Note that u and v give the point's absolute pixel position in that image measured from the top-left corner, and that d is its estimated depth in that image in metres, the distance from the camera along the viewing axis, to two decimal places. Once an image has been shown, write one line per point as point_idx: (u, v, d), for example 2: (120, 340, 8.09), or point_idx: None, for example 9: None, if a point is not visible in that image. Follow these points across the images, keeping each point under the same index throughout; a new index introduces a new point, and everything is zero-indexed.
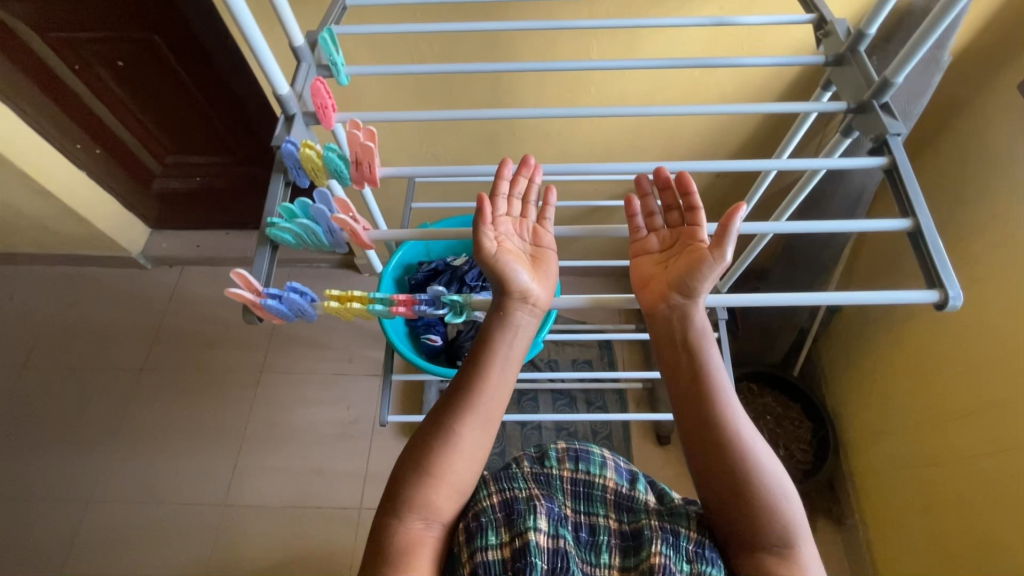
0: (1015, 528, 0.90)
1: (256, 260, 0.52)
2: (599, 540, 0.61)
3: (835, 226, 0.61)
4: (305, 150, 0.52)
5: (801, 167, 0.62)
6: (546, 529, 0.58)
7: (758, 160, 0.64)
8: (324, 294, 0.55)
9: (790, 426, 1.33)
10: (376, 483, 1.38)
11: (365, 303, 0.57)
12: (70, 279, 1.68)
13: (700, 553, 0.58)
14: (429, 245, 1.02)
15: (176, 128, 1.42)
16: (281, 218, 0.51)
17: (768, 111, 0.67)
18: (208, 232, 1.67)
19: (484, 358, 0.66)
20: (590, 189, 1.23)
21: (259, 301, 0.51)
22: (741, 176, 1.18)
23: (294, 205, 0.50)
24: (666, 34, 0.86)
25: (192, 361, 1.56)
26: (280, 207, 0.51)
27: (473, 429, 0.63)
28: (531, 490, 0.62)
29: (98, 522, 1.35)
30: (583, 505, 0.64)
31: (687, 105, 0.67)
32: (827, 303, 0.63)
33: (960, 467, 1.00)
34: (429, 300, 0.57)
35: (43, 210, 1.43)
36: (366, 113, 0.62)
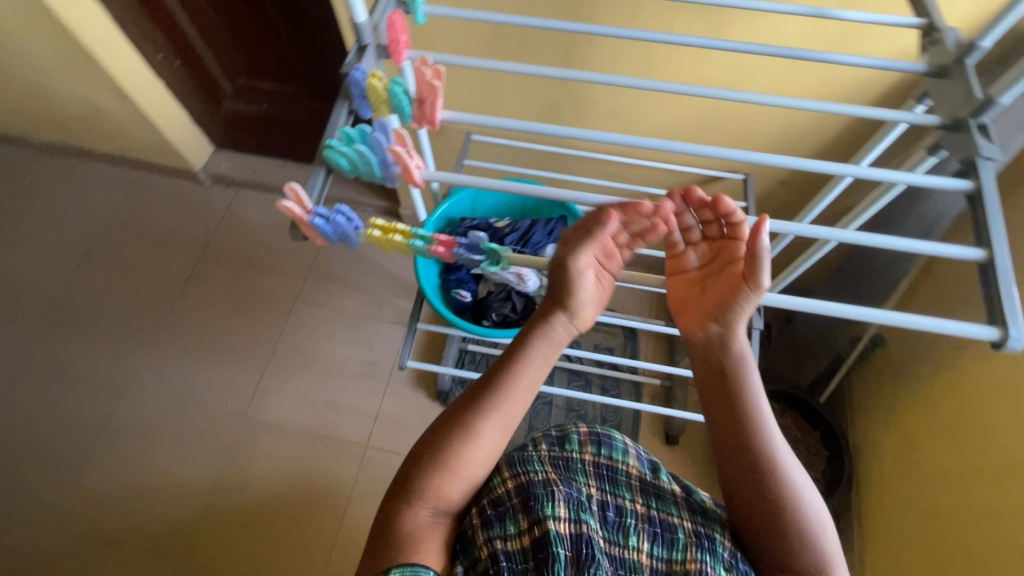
0: None
1: (309, 180, 0.54)
2: (627, 522, 0.64)
3: (896, 243, 0.58)
4: (372, 81, 0.52)
5: (880, 177, 0.59)
6: (566, 516, 0.60)
7: (836, 163, 0.61)
8: (368, 223, 0.56)
9: (806, 451, 1.30)
10: (386, 426, 1.43)
11: (406, 238, 0.57)
12: (135, 183, 1.77)
13: (735, 565, 0.62)
14: (475, 202, 1.02)
15: (252, 55, 1.45)
16: (339, 141, 0.51)
17: (854, 114, 0.64)
18: (266, 158, 1.74)
19: (514, 359, 0.68)
20: (645, 173, 1.21)
21: (307, 218, 0.52)
22: (807, 184, 1.14)
23: (353, 131, 0.51)
24: (755, 21, 0.82)
25: (234, 278, 1.63)
26: (340, 131, 0.51)
27: (496, 424, 0.65)
28: (548, 475, 0.65)
29: (130, 410, 1.46)
30: (608, 486, 0.68)
31: (769, 96, 0.66)
32: (873, 320, 0.62)
33: (976, 527, 0.95)
34: (467, 245, 0.59)
35: (121, 112, 1.50)
36: (436, 54, 0.62)
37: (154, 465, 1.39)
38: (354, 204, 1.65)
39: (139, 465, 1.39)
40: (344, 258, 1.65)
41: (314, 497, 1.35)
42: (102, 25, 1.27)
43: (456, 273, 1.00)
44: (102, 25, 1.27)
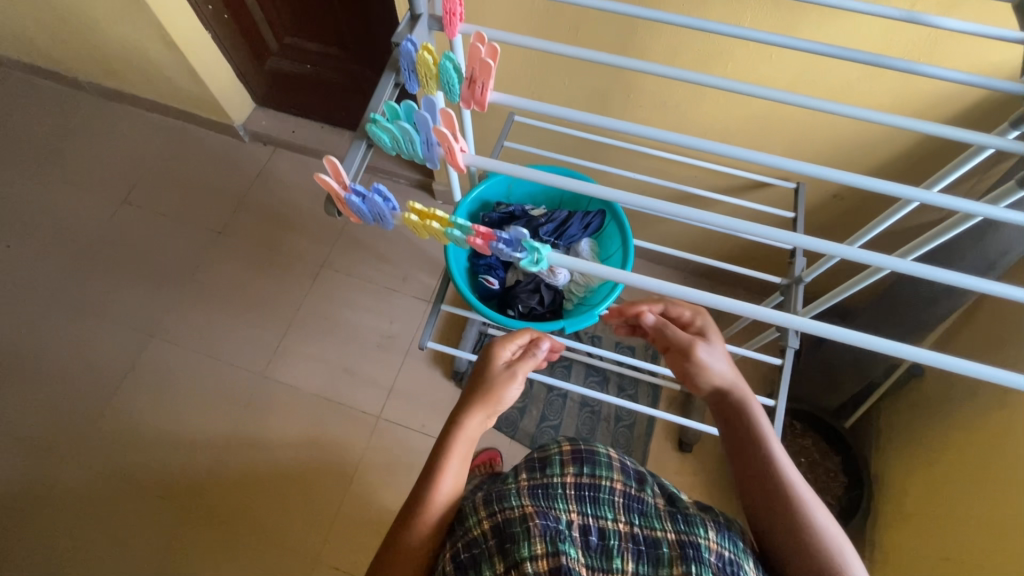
0: None
1: (350, 154, 0.52)
2: (610, 545, 0.63)
3: (954, 279, 0.52)
4: (423, 54, 0.49)
5: (956, 205, 0.53)
6: (542, 551, 0.60)
7: (903, 185, 0.55)
8: (405, 206, 0.54)
9: (823, 475, 1.27)
10: (399, 399, 1.44)
11: (443, 226, 0.54)
12: (176, 133, 1.79)
13: (722, 567, 0.61)
14: (512, 187, 1.00)
15: (304, 12, 1.40)
16: (384, 117, 0.49)
17: (930, 131, 0.58)
18: (305, 120, 1.73)
19: (449, 438, 0.72)
20: (691, 172, 1.16)
21: (343, 195, 0.49)
22: (863, 200, 1.07)
23: (400, 107, 0.48)
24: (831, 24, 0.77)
25: (264, 237, 1.64)
26: (385, 105, 0.49)
27: (446, 494, 0.69)
28: (524, 508, 0.65)
29: (154, 356, 1.50)
30: (589, 507, 0.67)
31: (837, 104, 0.60)
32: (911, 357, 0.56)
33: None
34: (508, 240, 0.53)
35: (168, 60, 1.50)
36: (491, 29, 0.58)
37: (174, 411, 1.43)
38: (386, 173, 1.64)
39: (159, 410, 1.44)
40: (373, 229, 1.64)
41: (323, 461, 1.38)
42: None
43: (485, 259, 0.98)
44: None
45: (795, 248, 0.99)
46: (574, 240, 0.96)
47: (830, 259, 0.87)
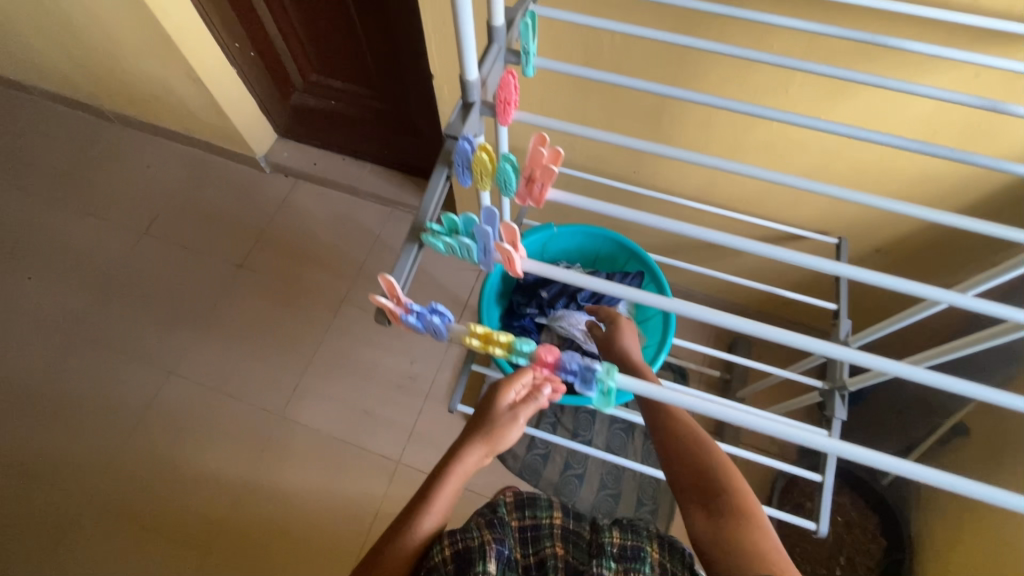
0: None
1: (400, 259, 0.48)
2: (547, 563, 0.73)
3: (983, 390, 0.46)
4: (479, 154, 0.46)
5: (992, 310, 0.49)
6: (493, 569, 0.68)
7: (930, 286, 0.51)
8: (465, 327, 0.46)
9: (861, 536, 1.22)
10: (419, 443, 1.40)
11: (507, 349, 0.45)
12: (198, 163, 1.78)
13: (625, 556, 0.70)
14: (546, 244, 0.96)
15: (331, 51, 1.38)
16: (440, 227, 0.46)
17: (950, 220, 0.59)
18: (327, 152, 1.73)
19: (445, 468, 0.72)
20: (728, 223, 1.13)
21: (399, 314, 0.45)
22: (908, 256, 1.04)
23: (458, 218, 0.45)
24: (894, 72, 0.74)
25: (284, 272, 1.62)
26: (442, 216, 0.46)
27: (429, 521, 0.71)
28: (483, 538, 0.71)
29: (172, 394, 1.48)
30: (531, 544, 0.76)
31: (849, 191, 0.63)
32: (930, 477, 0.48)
33: None
34: (576, 368, 0.43)
35: (194, 95, 1.50)
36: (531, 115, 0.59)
37: (191, 452, 1.41)
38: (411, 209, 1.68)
39: (176, 451, 1.41)
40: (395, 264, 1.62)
41: (341, 507, 1.35)
42: (184, 12, 1.27)
43: (519, 320, 0.94)
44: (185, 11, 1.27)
45: (839, 310, 0.96)
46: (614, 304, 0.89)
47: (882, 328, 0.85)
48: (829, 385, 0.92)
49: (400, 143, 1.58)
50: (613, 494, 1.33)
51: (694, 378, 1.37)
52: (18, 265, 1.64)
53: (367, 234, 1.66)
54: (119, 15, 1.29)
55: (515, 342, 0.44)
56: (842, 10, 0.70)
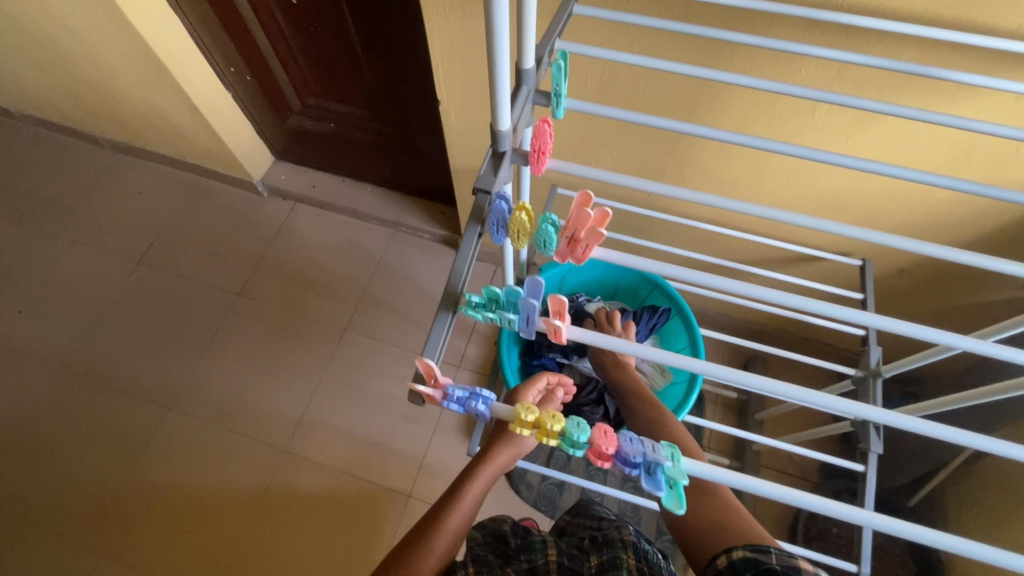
0: None
1: (435, 330, 0.44)
2: None
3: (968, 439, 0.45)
4: (517, 214, 0.42)
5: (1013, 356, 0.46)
6: None
7: (944, 331, 0.48)
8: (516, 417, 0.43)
9: (890, 562, 1.18)
10: (430, 475, 1.36)
11: (560, 437, 0.43)
12: (193, 188, 1.74)
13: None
14: (564, 279, 0.96)
15: (330, 75, 1.35)
16: (479, 299, 0.42)
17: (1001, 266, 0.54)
18: (326, 174, 1.69)
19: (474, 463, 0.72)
20: (745, 246, 1.10)
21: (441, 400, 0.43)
22: (932, 277, 1.01)
23: (500, 290, 0.41)
24: (931, 97, 0.71)
25: (285, 299, 1.58)
26: (482, 288, 0.42)
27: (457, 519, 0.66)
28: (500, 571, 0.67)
29: (171, 430, 1.42)
30: None
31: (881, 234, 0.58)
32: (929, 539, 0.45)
33: None
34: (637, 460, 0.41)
35: (188, 121, 1.46)
36: (559, 164, 0.55)
37: (193, 492, 1.35)
38: (411, 230, 1.63)
39: (175, 491, 1.36)
40: (398, 288, 1.58)
41: (350, 545, 1.29)
42: (178, 38, 1.23)
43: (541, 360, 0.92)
44: (177, 37, 1.23)
45: (869, 336, 0.92)
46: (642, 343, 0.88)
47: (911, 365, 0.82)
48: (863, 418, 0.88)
49: (401, 165, 1.54)
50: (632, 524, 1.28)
51: (711, 400, 1.33)
52: (7, 299, 1.58)
53: (369, 258, 1.62)
54: (110, 42, 1.24)
55: (569, 430, 0.41)
56: (876, 35, 0.67)
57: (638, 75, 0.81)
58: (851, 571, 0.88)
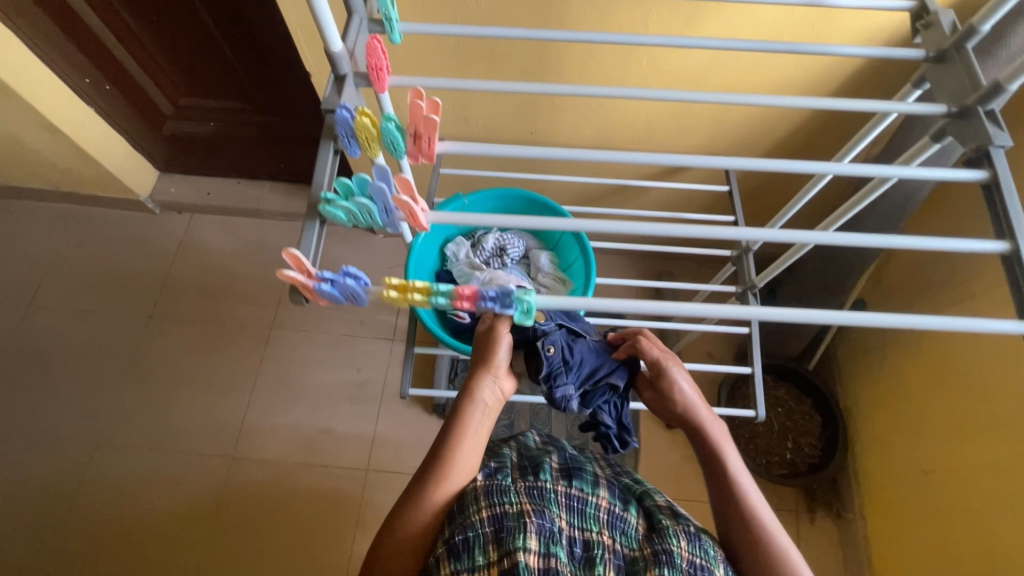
0: (1010, 545, 0.94)
1: (303, 237, 0.47)
2: (594, 554, 0.65)
3: (843, 239, 0.53)
4: (360, 119, 0.46)
5: (857, 172, 0.55)
6: (536, 548, 0.63)
7: (817, 162, 0.56)
8: (381, 282, 0.44)
9: (800, 419, 1.34)
10: (385, 448, 1.39)
11: (426, 296, 0.44)
12: (74, 218, 1.63)
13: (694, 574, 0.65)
14: (460, 218, 0.95)
15: (193, 69, 1.34)
16: (336, 194, 0.45)
17: (831, 107, 0.62)
18: (219, 179, 1.62)
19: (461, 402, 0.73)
20: (626, 164, 1.18)
21: (311, 285, 0.42)
22: (786, 161, 1.14)
23: (352, 181, 0.45)
24: None
25: (201, 312, 1.53)
26: (336, 184, 0.45)
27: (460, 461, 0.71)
28: (522, 506, 0.67)
29: (105, 466, 1.36)
30: (577, 520, 0.70)
31: (743, 95, 0.61)
32: (819, 319, 0.53)
33: (959, 480, 1.04)
34: (495, 296, 0.45)
35: (50, 145, 1.36)
36: (418, 80, 0.57)
37: (144, 522, 1.31)
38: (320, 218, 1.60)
39: (123, 523, 1.31)
40: None
41: (320, 529, 1.31)
42: (18, 55, 1.14)
43: (449, 292, 0.92)
44: (16, 54, 1.14)
45: (737, 219, 1.04)
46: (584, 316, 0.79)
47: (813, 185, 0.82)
48: (741, 287, 1.00)
49: (293, 154, 1.52)
50: (581, 444, 1.38)
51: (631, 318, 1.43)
52: None
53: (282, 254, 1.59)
54: None
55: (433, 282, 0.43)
56: None
57: (487, 8, 0.85)
58: (749, 417, 0.96)
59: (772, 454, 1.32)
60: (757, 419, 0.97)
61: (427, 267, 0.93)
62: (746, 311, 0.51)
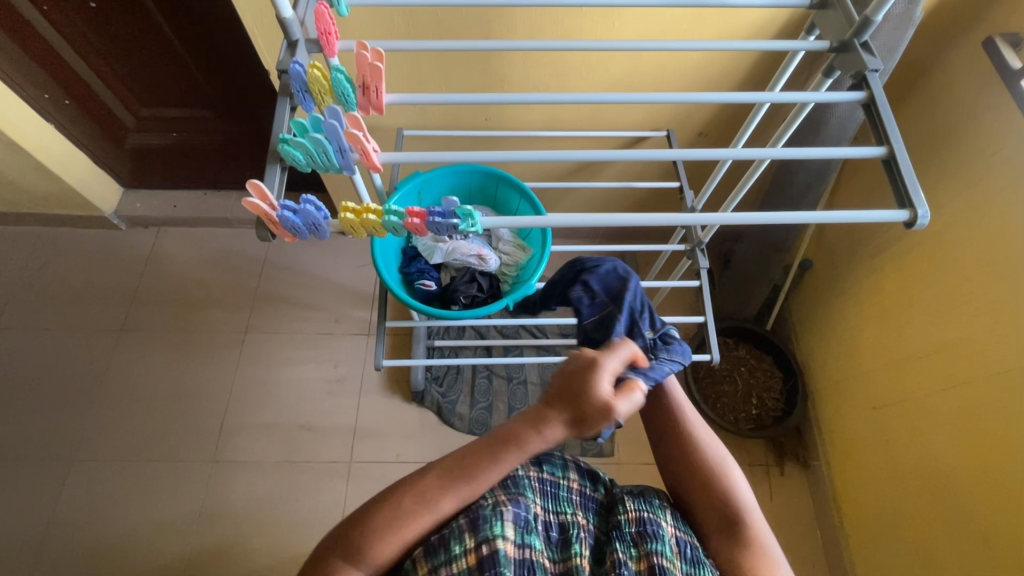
0: (949, 458, 1.04)
1: (267, 178, 0.54)
2: (569, 535, 0.66)
3: (762, 153, 0.66)
4: (312, 72, 0.53)
5: (765, 100, 0.68)
6: (513, 537, 0.61)
7: (745, 93, 0.69)
8: (338, 208, 0.53)
9: (762, 376, 1.41)
10: (367, 438, 1.41)
11: (380, 216, 0.54)
12: (37, 239, 1.62)
13: (645, 534, 0.66)
14: (421, 194, 0.99)
15: (154, 78, 1.37)
16: (293, 134, 0.51)
17: (754, 49, 0.72)
18: (185, 191, 1.63)
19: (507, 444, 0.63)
20: (577, 143, 1.24)
21: (274, 214, 0.51)
22: (723, 131, 1.21)
23: (306, 121, 0.51)
24: None
25: (174, 321, 1.54)
26: (291, 124, 0.51)
27: (457, 495, 0.62)
28: (497, 497, 0.65)
29: (81, 481, 1.35)
30: (551, 504, 0.69)
31: (664, 42, 0.74)
32: (740, 220, 0.65)
33: (902, 410, 1.14)
34: (442, 211, 0.53)
35: (11, 164, 1.36)
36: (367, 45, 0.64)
37: (125, 534, 1.30)
38: None
39: (104, 536, 1.29)
40: (288, 280, 1.59)
41: (305, 524, 1.32)
42: None
43: (415, 264, 0.97)
44: None
45: (682, 184, 1.11)
46: (685, 352, 0.78)
47: (723, 164, 0.90)
48: (690, 245, 1.08)
49: (258, 160, 1.55)
50: None
51: None
52: None
53: (252, 260, 1.61)
54: None
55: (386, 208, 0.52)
56: None
57: None
58: (706, 359, 1.06)
59: (738, 412, 1.40)
60: (711, 362, 1.07)
61: (393, 244, 0.96)
62: (684, 218, 0.62)
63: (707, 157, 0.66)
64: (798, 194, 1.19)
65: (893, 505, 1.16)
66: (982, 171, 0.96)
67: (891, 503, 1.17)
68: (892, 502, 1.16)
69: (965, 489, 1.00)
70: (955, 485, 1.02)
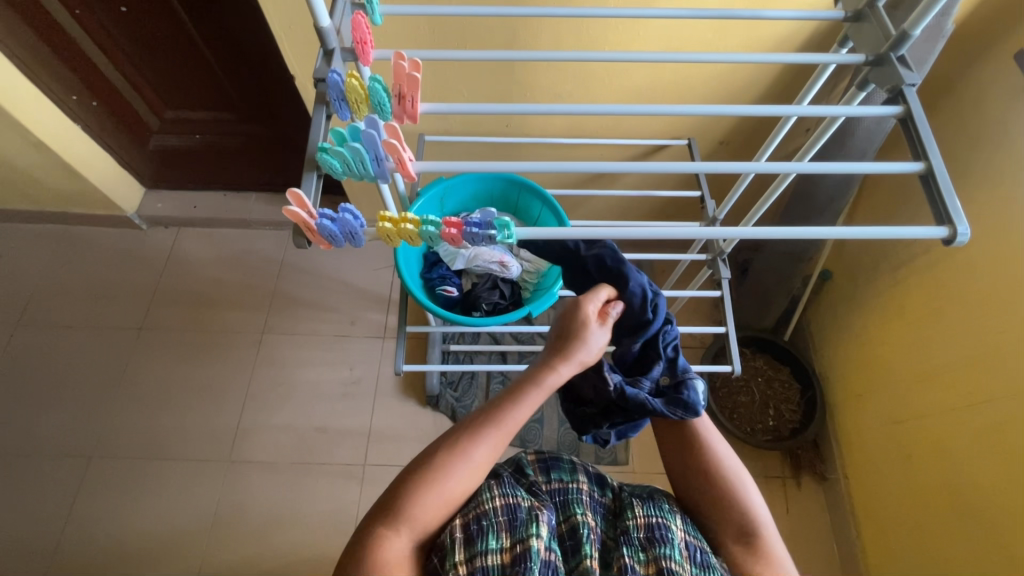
0: (975, 475, 1.01)
1: (304, 185, 0.54)
2: (580, 536, 0.66)
3: (795, 166, 0.65)
4: (350, 81, 0.54)
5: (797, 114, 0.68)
6: (545, 537, 0.62)
7: (780, 106, 0.69)
8: (376, 219, 0.53)
9: (780, 387, 1.40)
10: (381, 441, 1.41)
11: (416, 226, 0.54)
12: (61, 237, 1.64)
13: (653, 538, 0.66)
14: (444, 201, 1.00)
15: (180, 81, 1.40)
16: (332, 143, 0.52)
17: (786, 61, 0.71)
18: (205, 192, 1.65)
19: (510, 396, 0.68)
20: (597, 152, 1.24)
21: (312, 222, 0.52)
22: (744, 141, 1.21)
23: (345, 131, 0.52)
24: None
25: (192, 321, 1.55)
26: (331, 132, 0.52)
27: (485, 444, 0.64)
28: (532, 500, 0.66)
29: (99, 476, 1.36)
30: (561, 511, 0.69)
31: (695, 53, 0.73)
32: (772, 234, 0.64)
33: (927, 423, 1.11)
34: (479, 222, 0.54)
35: (37, 163, 1.38)
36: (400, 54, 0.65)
37: (141, 530, 1.31)
38: None
39: (120, 531, 1.31)
40: (305, 282, 1.60)
41: (317, 526, 1.32)
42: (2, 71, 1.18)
43: (437, 270, 0.98)
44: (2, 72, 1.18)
45: (703, 194, 1.10)
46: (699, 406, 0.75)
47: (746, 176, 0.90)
48: (711, 256, 1.08)
49: (279, 164, 1.57)
50: None
51: None
52: None
53: (270, 262, 1.63)
54: None
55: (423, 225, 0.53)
56: None
57: None
58: (727, 370, 1.05)
59: (756, 423, 1.38)
60: (732, 373, 1.06)
61: (415, 250, 0.97)
62: (714, 231, 0.62)
63: (741, 170, 0.66)
64: (819, 206, 1.18)
65: (912, 518, 1.15)
66: (1010, 183, 0.95)
67: (914, 519, 1.14)
68: (914, 519, 1.14)
69: (990, 506, 0.98)
70: (982, 502, 1.00)
